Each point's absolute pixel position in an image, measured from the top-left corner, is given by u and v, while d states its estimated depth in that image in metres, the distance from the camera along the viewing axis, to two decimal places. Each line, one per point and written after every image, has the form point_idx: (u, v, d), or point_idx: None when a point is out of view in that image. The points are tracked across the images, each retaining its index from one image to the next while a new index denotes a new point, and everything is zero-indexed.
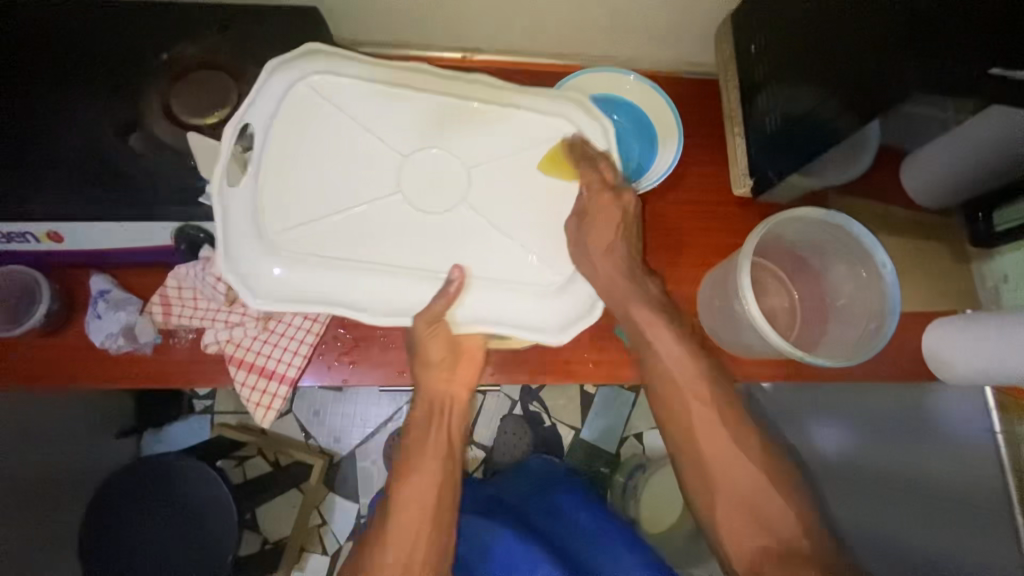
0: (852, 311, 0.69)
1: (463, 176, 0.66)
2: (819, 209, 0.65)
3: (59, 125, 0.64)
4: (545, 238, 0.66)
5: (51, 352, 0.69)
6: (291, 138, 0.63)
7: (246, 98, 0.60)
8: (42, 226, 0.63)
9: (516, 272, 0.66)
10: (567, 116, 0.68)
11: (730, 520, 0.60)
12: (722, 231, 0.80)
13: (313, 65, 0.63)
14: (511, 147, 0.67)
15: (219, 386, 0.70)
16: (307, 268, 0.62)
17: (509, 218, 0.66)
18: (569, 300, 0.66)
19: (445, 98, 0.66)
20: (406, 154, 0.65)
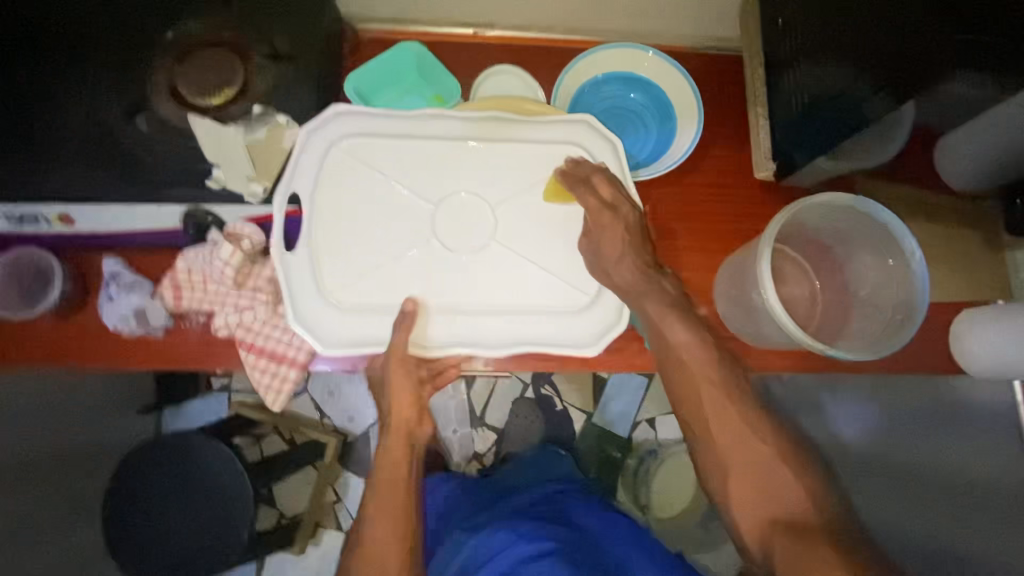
0: (876, 302, 0.66)
1: (495, 215, 0.64)
2: (848, 195, 0.61)
3: (65, 107, 0.64)
4: (567, 259, 0.65)
5: (65, 334, 0.68)
6: (336, 189, 0.63)
7: (288, 168, 0.62)
8: (53, 208, 0.65)
9: (546, 296, 0.64)
10: (580, 142, 0.66)
11: (741, 496, 0.53)
12: (739, 218, 0.77)
13: (343, 129, 0.63)
14: (531, 179, 0.65)
15: (230, 369, 0.70)
16: (359, 320, 0.62)
17: (542, 249, 0.65)
18: (602, 315, 0.64)
19: (476, 142, 0.65)
20: (443, 197, 0.64)
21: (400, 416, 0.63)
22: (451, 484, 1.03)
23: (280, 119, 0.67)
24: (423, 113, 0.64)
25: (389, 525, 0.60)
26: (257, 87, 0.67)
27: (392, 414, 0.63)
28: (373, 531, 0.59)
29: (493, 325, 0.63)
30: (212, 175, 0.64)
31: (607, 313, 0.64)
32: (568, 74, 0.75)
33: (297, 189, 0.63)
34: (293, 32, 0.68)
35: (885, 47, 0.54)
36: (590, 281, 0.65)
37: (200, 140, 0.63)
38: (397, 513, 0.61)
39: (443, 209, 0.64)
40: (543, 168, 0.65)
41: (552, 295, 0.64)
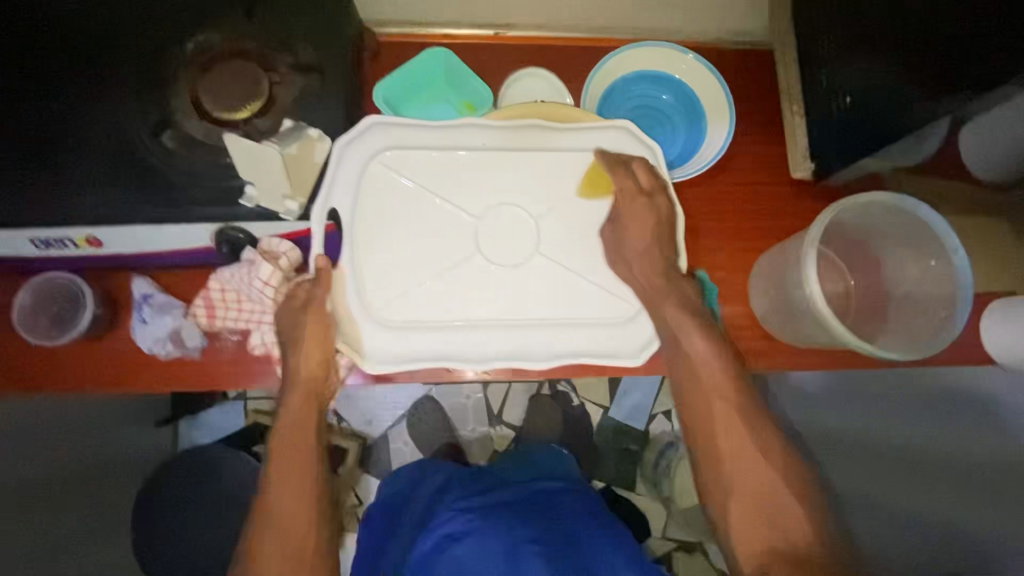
0: (916, 299, 0.66)
1: (537, 228, 0.64)
2: (888, 193, 0.61)
3: (86, 126, 0.62)
4: (613, 269, 0.65)
5: (97, 358, 0.67)
6: (378, 205, 0.63)
7: (326, 182, 0.60)
8: (80, 231, 0.62)
9: (592, 308, 0.64)
10: (619, 150, 0.65)
11: (743, 525, 0.52)
12: (770, 215, 0.77)
13: (382, 141, 0.63)
14: (574, 190, 0.65)
15: (264, 386, 0.70)
16: (408, 336, 0.62)
17: (583, 260, 0.65)
18: (647, 325, 0.64)
19: (511, 153, 0.64)
20: (486, 210, 0.64)
21: (307, 375, 0.59)
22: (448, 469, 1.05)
23: (312, 131, 0.60)
24: (459, 122, 0.63)
25: (292, 487, 0.55)
26: (283, 100, 0.65)
27: (299, 372, 0.59)
28: (277, 479, 0.55)
29: (541, 339, 0.63)
30: (246, 193, 0.59)
31: (653, 321, 0.64)
32: (596, 74, 0.73)
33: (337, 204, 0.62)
34: (319, 43, 0.66)
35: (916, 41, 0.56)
36: (633, 292, 0.65)
37: (236, 161, 0.58)
38: (301, 472, 0.56)
39: (487, 222, 0.64)
40: (586, 179, 0.65)
41: (595, 306, 0.64)
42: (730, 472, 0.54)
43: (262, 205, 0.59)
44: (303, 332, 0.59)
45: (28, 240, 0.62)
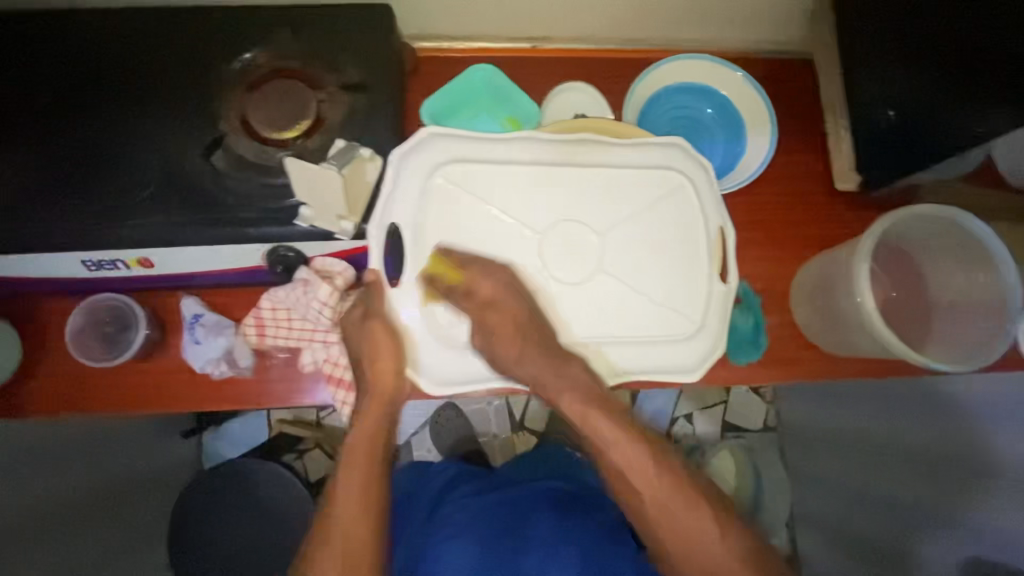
0: (963, 309, 0.66)
1: (601, 243, 0.64)
2: (931, 205, 0.63)
3: (139, 148, 0.63)
4: (672, 282, 0.65)
5: (148, 377, 0.68)
6: (438, 222, 0.63)
7: (388, 195, 0.61)
8: (133, 253, 0.62)
9: (652, 322, 0.65)
10: (674, 164, 0.66)
11: None
12: (811, 225, 0.77)
13: (443, 156, 0.64)
14: (635, 206, 0.65)
15: (313, 403, 0.70)
16: (466, 358, 0.64)
17: (643, 274, 0.65)
18: (704, 337, 0.65)
19: (569, 166, 0.65)
20: (548, 226, 0.64)
21: (383, 385, 0.59)
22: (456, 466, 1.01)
23: (364, 150, 0.59)
24: (517, 136, 0.64)
25: (357, 497, 0.54)
26: (331, 118, 0.65)
27: (375, 382, 0.60)
28: (343, 487, 0.54)
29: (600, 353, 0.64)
30: (301, 214, 0.59)
31: (710, 333, 0.66)
32: (638, 88, 0.74)
33: (399, 219, 0.63)
34: (366, 63, 0.66)
35: (951, 57, 0.57)
36: (692, 306, 0.65)
37: (294, 186, 0.57)
38: (367, 484, 0.55)
39: (548, 239, 0.64)
40: (644, 193, 0.65)
41: (655, 321, 0.65)
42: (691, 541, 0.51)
43: (318, 225, 0.60)
44: (376, 339, 0.60)
45: (80, 261, 0.63)
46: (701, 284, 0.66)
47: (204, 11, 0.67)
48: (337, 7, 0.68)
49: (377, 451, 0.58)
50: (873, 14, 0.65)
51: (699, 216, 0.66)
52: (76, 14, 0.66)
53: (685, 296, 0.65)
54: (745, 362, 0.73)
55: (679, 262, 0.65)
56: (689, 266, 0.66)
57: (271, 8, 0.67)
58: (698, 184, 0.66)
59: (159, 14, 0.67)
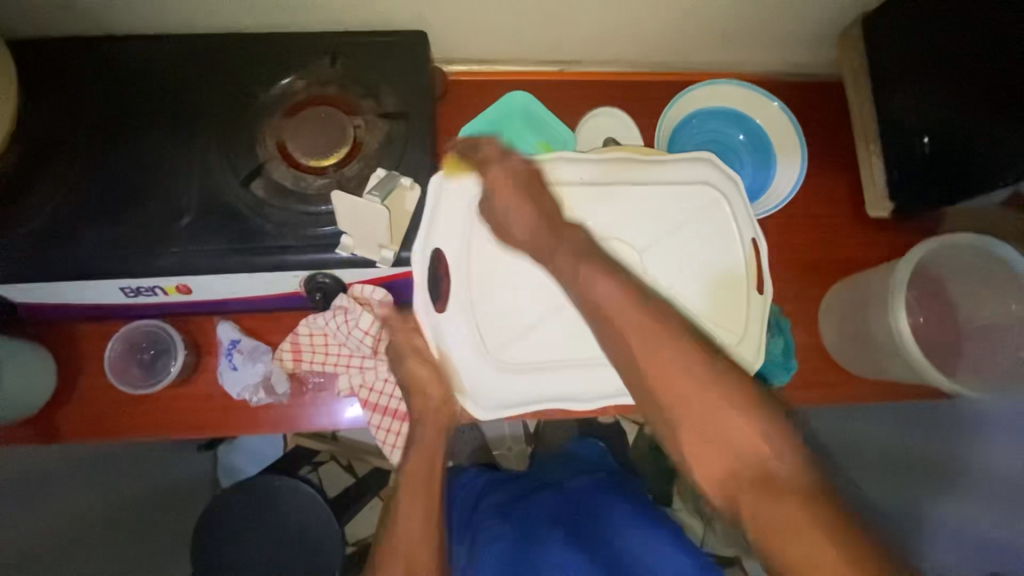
0: (992, 332, 0.67)
1: (642, 261, 0.64)
2: (972, 235, 0.63)
3: (179, 176, 0.63)
4: (712, 298, 0.66)
5: (185, 402, 0.69)
6: (482, 247, 0.63)
7: (428, 221, 0.61)
8: (171, 280, 0.62)
9: (696, 340, 0.64)
10: (705, 178, 0.66)
11: (705, 461, 0.42)
12: (840, 248, 0.78)
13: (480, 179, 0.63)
14: (676, 222, 0.66)
15: (348, 428, 0.71)
16: (520, 378, 0.63)
17: (682, 290, 0.65)
18: (745, 355, 0.65)
19: (603, 184, 0.65)
20: (593, 246, 0.63)
21: (436, 410, 0.64)
22: (485, 475, 1.04)
23: (403, 179, 0.61)
24: (552, 157, 0.63)
25: (421, 517, 0.57)
26: (369, 146, 0.65)
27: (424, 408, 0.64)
28: (403, 511, 0.58)
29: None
30: (342, 243, 0.60)
31: (752, 350, 0.65)
32: (669, 112, 0.75)
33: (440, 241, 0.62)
34: (403, 91, 0.67)
35: (997, 92, 0.57)
36: (733, 320, 0.65)
37: (338, 215, 0.57)
38: (428, 496, 0.59)
39: (595, 259, 0.63)
40: (682, 209, 0.66)
41: (697, 338, 0.64)
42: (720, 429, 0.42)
43: (356, 252, 0.60)
44: (417, 370, 0.64)
45: (118, 288, 0.63)
46: (740, 301, 0.66)
47: (242, 39, 0.68)
48: (371, 34, 0.69)
49: (434, 470, 0.62)
50: (929, 28, 0.63)
51: (735, 233, 0.66)
52: (116, 44, 0.67)
53: (726, 313, 0.66)
54: (779, 385, 0.73)
55: (719, 279, 0.66)
56: (728, 282, 0.66)
57: (307, 38, 0.68)
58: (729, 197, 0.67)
59: (196, 41, 0.68)
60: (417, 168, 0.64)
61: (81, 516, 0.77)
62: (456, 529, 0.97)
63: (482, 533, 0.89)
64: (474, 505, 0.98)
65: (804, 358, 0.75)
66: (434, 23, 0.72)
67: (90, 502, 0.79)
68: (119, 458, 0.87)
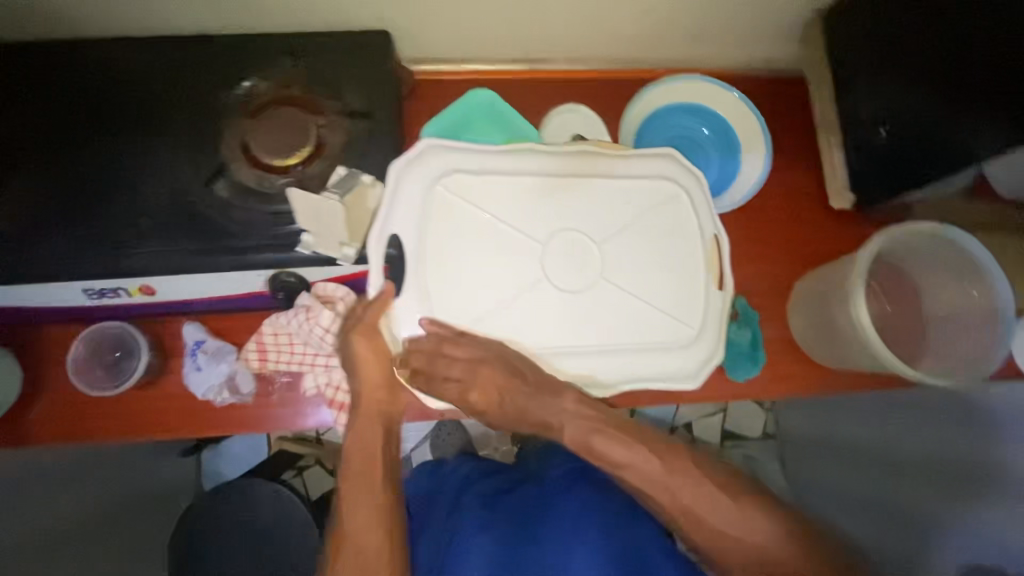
0: (955, 323, 0.68)
1: (600, 253, 0.64)
2: (938, 226, 0.63)
3: (141, 177, 0.63)
4: (674, 290, 0.66)
5: (151, 404, 0.69)
6: (439, 233, 0.62)
7: (383, 209, 0.60)
8: (134, 282, 0.62)
9: (651, 332, 0.65)
10: (666, 173, 0.67)
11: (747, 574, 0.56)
12: (808, 241, 0.78)
13: (441, 166, 0.63)
14: (636, 215, 0.66)
15: (317, 427, 0.71)
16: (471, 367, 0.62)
17: (642, 283, 0.65)
18: (704, 345, 0.67)
19: (560, 177, 0.65)
20: (549, 235, 0.64)
21: (370, 394, 0.62)
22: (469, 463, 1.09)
23: (366, 178, 0.61)
24: (509, 147, 0.64)
25: (368, 501, 0.59)
26: (333, 145, 0.65)
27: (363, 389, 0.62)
28: (347, 503, 0.59)
29: (605, 361, 0.64)
30: (303, 240, 0.60)
31: (710, 340, 0.67)
32: (635, 108, 0.75)
33: (397, 230, 0.62)
34: (366, 91, 0.67)
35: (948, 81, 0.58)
36: (691, 312, 0.66)
37: (297, 213, 0.57)
38: (373, 488, 0.59)
39: (551, 248, 0.63)
40: (643, 203, 0.66)
41: (654, 330, 0.65)
42: (727, 536, 0.56)
43: (318, 250, 0.60)
44: (365, 354, 0.61)
45: (81, 290, 0.63)
46: (700, 293, 0.66)
47: (206, 40, 0.68)
48: (336, 34, 0.69)
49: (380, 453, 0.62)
50: (886, 21, 0.64)
51: (696, 227, 0.67)
52: (77, 46, 0.67)
53: (687, 305, 0.66)
54: (743, 378, 0.73)
55: (681, 273, 0.66)
56: (690, 275, 0.66)
57: (270, 39, 0.68)
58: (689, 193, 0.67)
59: (161, 43, 0.68)
60: (381, 167, 0.65)
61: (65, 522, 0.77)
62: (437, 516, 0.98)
63: (461, 515, 0.91)
64: (457, 491, 1.00)
65: (773, 351, 0.76)
66: (400, 24, 0.72)
67: (72, 508, 0.79)
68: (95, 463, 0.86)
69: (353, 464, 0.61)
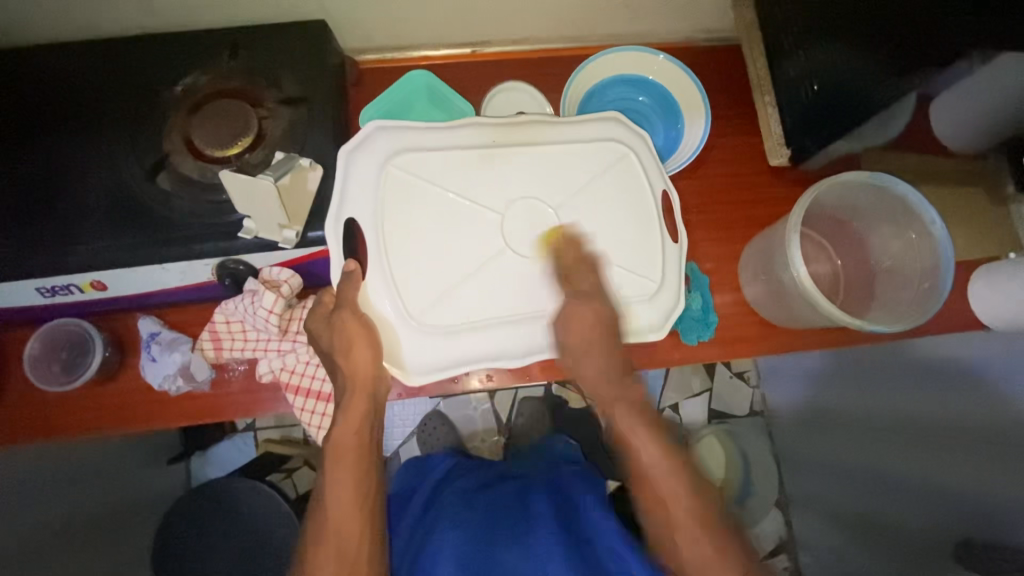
0: (900, 273, 0.69)
1: (557, 217, 0.63)
2: (862, 173, 0.64)
3: (87, 174, 0.64)
4: (632, 246, 0.64)
5: (111, 399, 0.70)
6: (398, 211, 0.61)
7: (337, 194, 0.61)
8: (84, 276, 0.63)
9: (615, 288, 0.63)
10: (608, 134, 0.65)
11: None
12: (754, 203, 0.80)
13: (393, 149, 0.62)
14: (587, 175, 0.64)
15: (277, 411, 0.72)
16: (446, 340, 0.62)
17: (603, 241, 0.63)
18: (664, 299, 0.65)
19: (505, 148, 0.63)
20: (506, 205, 0.62)
21: (359, 374, 0.60)
22: (452, 458, 1.06)
23: (303, 161, 0.62)
24: (451, 123, 0.63)
25: (352, 491, 0.58)
26: (273, 133, 0.66)
27: (353, 371, 0.60)
28: (329, 488, 0.58)
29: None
30: (244, 226, 0.62)
31: (669, 294, 0.65)
32: (574, 81, 0.76)
33: (353, 213, 0.62)
34: (303, 77, 0.68)
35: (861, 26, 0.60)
36: (652, 266, 0.64)
37: (234, 195, 0.58)
38: (358, 473, 0.58)
39: (509, 215, 0.62)
40: (590, 164, 0.64)
41: (618, 288, 0.63)
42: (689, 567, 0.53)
43: (261, 236, 0.62)
44: (352, 332, 0.59)
45: (34, 289, 0.64)
46: (660, 244, 0.65)
47: (146, 41, 0.70)
48: (272, 26, 0.70)
49: (364, 441, 0.60)
50: None
51: (646, 181, 0.65)
52: (20, 52, 0.68)
53: (645, 260, 0.64)
54: (696, 340, 0.74)
55: (638, 228, 0.64)
56: (645, 229, 0.64)
57: (208, 36, 0.70)
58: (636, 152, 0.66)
59: (101, 46, 0.69)
60: (321, 151, 0.66)
61: (53, 525, 0.77)
62: (421, 505, 0.97)
63: (442, 512, 0.88)
64: (440, 487, 0.99)
65: (726, 313, 0.76)
66: (339, 15, 0.74)
67: (63, 509, 0.79)
68: (88, 464, 0.86)
69: (339, 448, 0.59)
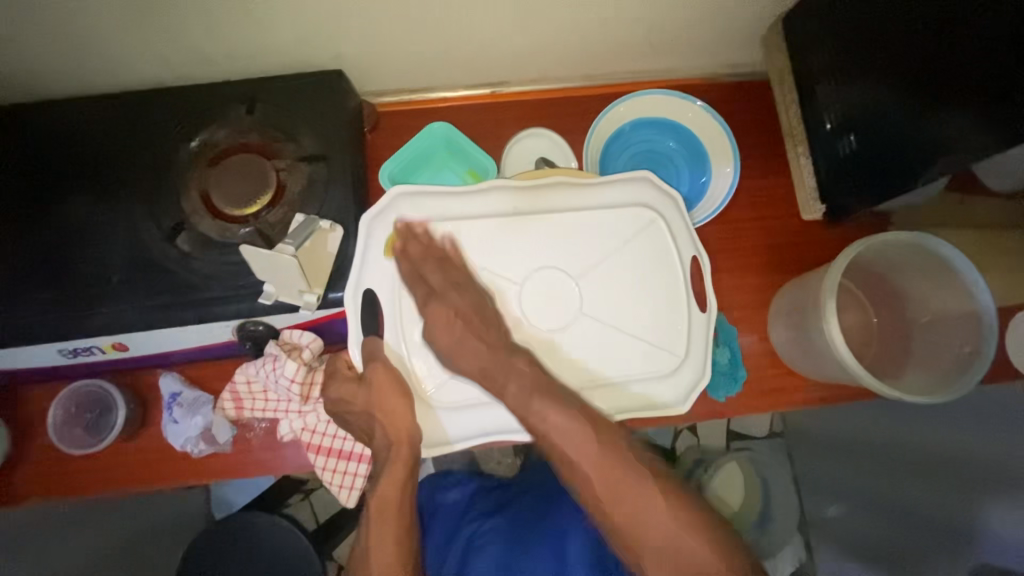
0: (938, 330, 0.66)
1: (579, 289, 0.61)
2: (908, 232, 0.62)
3: (106, 234, 0.64)
4: (657, 320, 0.63)
5: (135, 457, 0.70)
6: None
7: (357, 265, 0.60)
8: (107, 340, 0.63)
9: (635, 365, 0.62)
10: (635, 200, 0.64)
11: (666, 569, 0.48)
12: (782, 249, 0.77)
13: (413, 220, 0.62)
14: (614, 243, 0.63)
15: (299, 467, 0.72)
16: (463, 416, 0.62)
17: (626, 314, 0.62)
18: (686, 373, 0.63)
19: (523, 217, 0.62)
20: (526, 275, 0.61)
21: (398, 431, 0.58)
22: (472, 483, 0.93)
23: (322, 222, 0.61)
24: (469, 189, 0.62)
25: (393, 550, 0.57)
26: (292, 189, 0.65)
27: (391, 428, 0.58)
28: (374, 544, 0.57)
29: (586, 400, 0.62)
30: (264, 291, 0.61)
31: (692, 368, 0.63)
32: (597, 126, 0.75)
33: (375, 282, 0.62)
34: (322, 132, 0.67)
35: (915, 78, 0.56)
36: (676, 338, 0.63)
37: (252, 267, 0.57)
38: (397, 535, 0.58)
39: (529, 287, 0.61)
40: (618, 232, 0.63)
41: (639, 363, 0.62)
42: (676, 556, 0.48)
43: (281, 299, 0.61)
44: (387, 391, 0.59)
45: (56, 351, 0.63)
46: (686, 317, 0.63)
47: (163, 94, 0.68)
48: (292, 77, 0.69)
49: (405, 499, 0.59)
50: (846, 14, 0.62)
51: (674, 251, 0.63)
52: (40, 106, 0.68)
53: (671, 332, 0.63)
54: (725, 396, 0.72)
55: (664, 301, 0.63)
56: (671, 300, 0.63)
57: (225, 88, 0.69)
58: (665, 217, 0.64)
59: (119, 100, 0.68)
60: (340, 209, 0.64)
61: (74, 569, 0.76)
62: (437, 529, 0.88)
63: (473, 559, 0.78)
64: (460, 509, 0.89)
65: (753, 363, 0.75)
66: (359, 61, 0.73)
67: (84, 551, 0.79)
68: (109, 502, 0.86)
69: (383, 507, 0.59)
